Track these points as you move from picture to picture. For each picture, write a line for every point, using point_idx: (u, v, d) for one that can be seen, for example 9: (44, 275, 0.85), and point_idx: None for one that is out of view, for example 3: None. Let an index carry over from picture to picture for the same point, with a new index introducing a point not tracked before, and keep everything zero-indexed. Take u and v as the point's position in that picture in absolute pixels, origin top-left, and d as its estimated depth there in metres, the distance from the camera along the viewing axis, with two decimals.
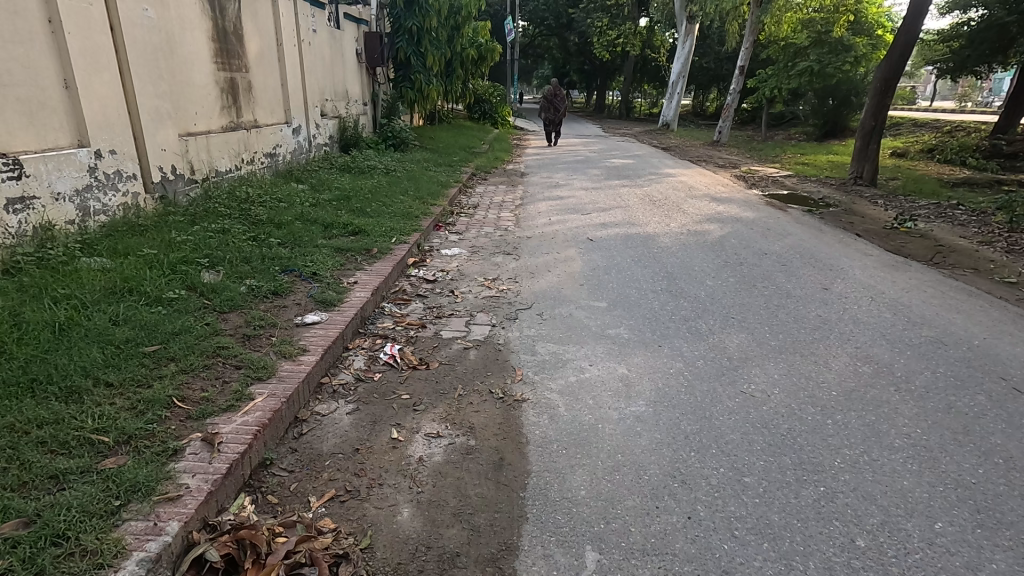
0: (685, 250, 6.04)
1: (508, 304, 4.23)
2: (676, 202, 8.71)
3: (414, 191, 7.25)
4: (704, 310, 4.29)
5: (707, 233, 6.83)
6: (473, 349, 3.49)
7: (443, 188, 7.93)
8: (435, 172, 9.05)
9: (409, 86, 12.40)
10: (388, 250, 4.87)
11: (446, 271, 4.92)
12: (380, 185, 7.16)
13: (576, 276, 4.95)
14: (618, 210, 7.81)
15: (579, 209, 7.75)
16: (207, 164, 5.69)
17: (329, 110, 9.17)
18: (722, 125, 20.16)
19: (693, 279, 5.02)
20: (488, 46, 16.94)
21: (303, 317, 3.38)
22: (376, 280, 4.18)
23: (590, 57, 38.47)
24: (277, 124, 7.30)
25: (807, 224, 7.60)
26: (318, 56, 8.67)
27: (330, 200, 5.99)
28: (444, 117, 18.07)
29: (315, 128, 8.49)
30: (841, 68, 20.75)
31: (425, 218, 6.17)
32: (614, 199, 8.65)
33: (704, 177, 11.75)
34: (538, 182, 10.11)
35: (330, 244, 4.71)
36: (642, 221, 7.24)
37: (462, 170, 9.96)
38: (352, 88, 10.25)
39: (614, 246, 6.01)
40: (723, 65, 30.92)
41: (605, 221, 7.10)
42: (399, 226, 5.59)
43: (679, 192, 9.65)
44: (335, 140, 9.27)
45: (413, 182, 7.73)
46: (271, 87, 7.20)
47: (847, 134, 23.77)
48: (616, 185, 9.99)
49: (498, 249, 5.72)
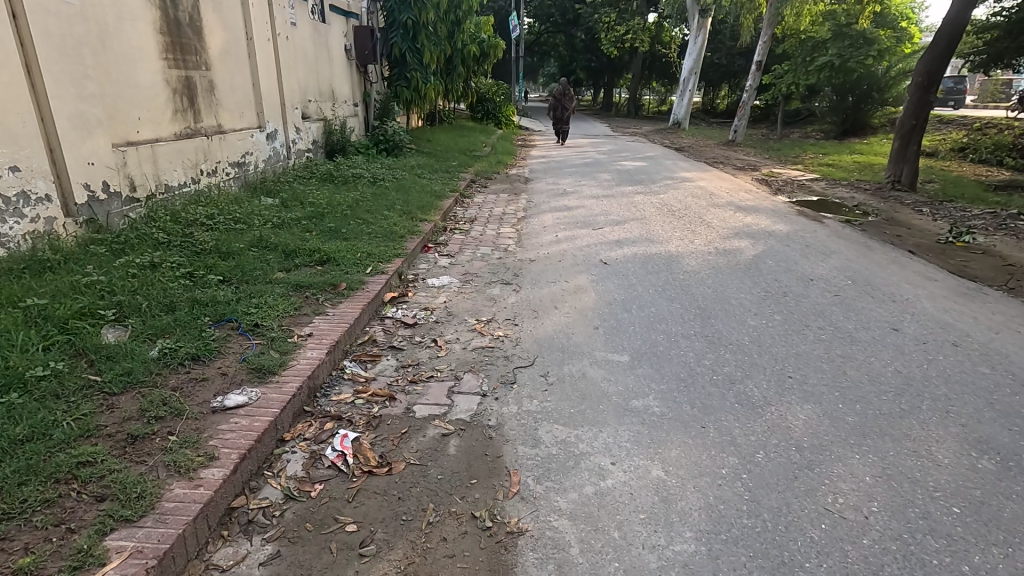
0: (716, 275, 5.14)
1: (504, 360, 3.35)
2: (698, 212, 7.81)
3: (401, 204, 6.39)
4: (752, 365, 3.40)
5: (738, 252, 5.93)
6: (454, 437, 2.61)
7: (436, 200, 7.07)
8: (429, 180, 8.19)
9: (405, 85, 11.53)
10: (359, 285, 4.01)
11: (431, 310, 4.05)
12: (363, 198, 6.30)
13: (588, 315, 4.06)
14: (633, 223, 6.91)
15: (590, 223, 6.87)
16: (153, 178, 4.84)
17: (312, 111, 8.32)
18: (737, 123, 19.18)
19: (732, 317, 4.13)
20: (492, 42, 16.03)
21: (224, 397, 2.51)
22: (337, 330, 3.31)
23: (596, 54, 37.53)
24: (246, 129, 6.45)
25: (849, 238, 6.68)
26: (298, 52, 7.81)
27: (299, 219, 5.14)
28: (445, 117, 17.20)
29: (294, 132, 7.64)
30: (863, 62, 19.75)
31: (411, 240, 5.29)
32: (628, 209, 7.76)
33: (723, 181, 10.85)
34: (544, 189, 9.22)
35: (287, 278, 3.86)
36: (662, 236, 6.36)
37: (460, 177, 9.09)
38: (339, 87, 9.38)
39: (633, 271, 5.11)
40: (735, 61, 29.90)
41: (620, 237, 6.21)
42: (377, 251, 4.72)
43: (699, 200, 8.75)
44: (319, 145, 8.41)
45: (401, 193, 6.89)
46: (239, 86, 6.34)
47: (867, 131, 22.71)
48: (628, 192, 9.11)
49: (495, 276, 4.84)
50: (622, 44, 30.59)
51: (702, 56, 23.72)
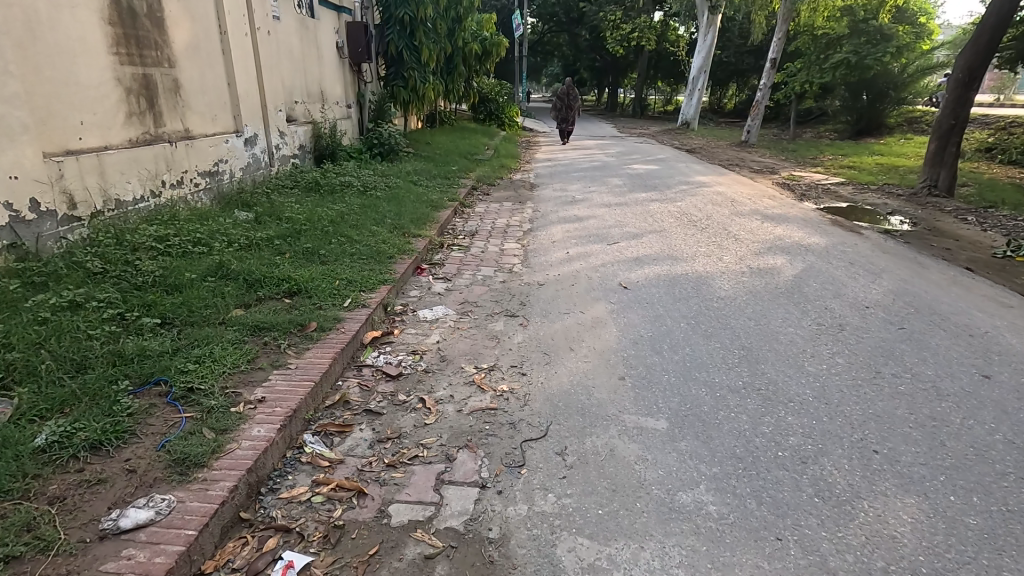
0: (755, 302, 4.41)
1: (509, 429, 2.64)
2: (722, 222, 7.08)
3: (392, 218, 5.69)
4: (824, 434, 2.68)
5: (776, 271, 5.20)
6: (442, 560, 1.90)
7: (432, 211, 6.37)
8: (425, 188, 7.48)
9: (402, 84, 10.84)
10: (333, 324, 3.31)
11: (420, 354, 3.34)
12: (348, 211, 5.61)
13: (612, 360, 3.34)
14: (653, 237, 6.19)
15: (604, 236, 6.15)
16: (99, 192, 4.16)
17: (299, 113, 7.64)
18: (750, 123, 18.42)
19: (785, 361, 3.40)
20: (494, 39, 15.32)
21: (121, 512, 1.81)
22: (298, 393, 2.61)
23: (601, 53, 36.78)
24: (220, 135, 5.77)
25: (895, 253, 5.93)
26: (282, 48, 7.13)
27: (272, 237, 4.45)
28: (446, 118, 16.51)
29: (277, 137, 6.96)
30: (881, 59, 19.07)
31: (401, 261, 4.59)
32: (645, 220, 7.05)
33: (742, 186, 10.10)
34: (551, 196, 8.50)
35: (244, 318, 3.17)
36: (686, 253, 5.63)
37: (460, 184, 8.38)
38: (330, 87, 8.70)
39: (658, 297, 4.40)
40: (744, 59, 29.10)
41: (639, 255, 5.49)
42: (359, 278, 4.03)
43: (720, 208, 8.02)
44: (306, 150, 7.74)
45: (393, 204, 6.19)
46: (211, 86, 5.66)
47: (883, 131, 21.86)
48: (643, 200, 8.38)
49: (498, 306, 4.13)
50: (628, 42, 29.83)
51: (711, 53, 22.95)
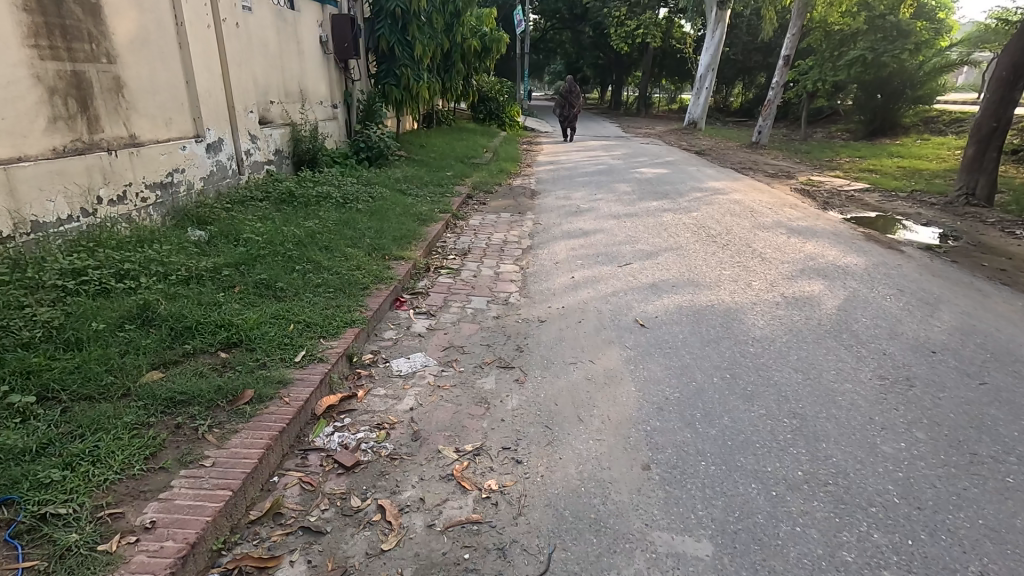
0: (800, 344, 3.67)
1: (497, 563, 1.92)
2: (745, 238, 6.35)
3: (372, 235, 4.98)
4: (927, 565, 1.96)
5: (815, 301, 4.47)
6: None
7: (419, 227, 5.65)
8: (414, 198, 6.76)
9: (394, 83, 10.10)
10: (274, 392, 2.59)
11: (387, 430, 2.62)
12: (321, 228, 4.91)
13: (632, 437, 2.61)
14: (669, 257, 5.46)
15: (614, 257, 5.42)
16: (8, 213, 3.44)
17: (274, 115, 6.93)
18: (762, 124, 17.65)
19: (852, 438, 2.68)
20: (494, 35, 14.57)
21: None
22: (204, 514, 1.88)
23: (605, 50, 35.95)
24: (175, 141, 5.05)
25: (947, 277, 5.19)
26: (254, 42, 6.41)
27: (221, 265, 3.75)
28: (444, 118, 15.76)
29: (248, 142, 6.23)
30: (899, 57, 18.31)
31: (375, 295, 3.87)
32: (659, 235, 6.32)
33: (760, 193, 9.36)
34: (554, 205, 7.77)
35: (156, 387, 2.46)
36: (708, 278, 4.90)
37: (453, 192, 7.66)
38: (311, 85, 7.97)
39: (682, 339, 3.67)
40: (752, 57, 28.32)
41: (655, 281, 4.77)
42: (319, 321, 3.31)
43: (740, 220, 7.28)
44: (283, 155, 7.01)
45: (374, 218, 5.49)
46: (164, 85, 4.94)
47: (898, 131, 21.02)
48: (655, 210, 7.65)
49: (490, 353, 3.40)
50: (633, 40, 29.01)
51: (720, 51, 22.16)
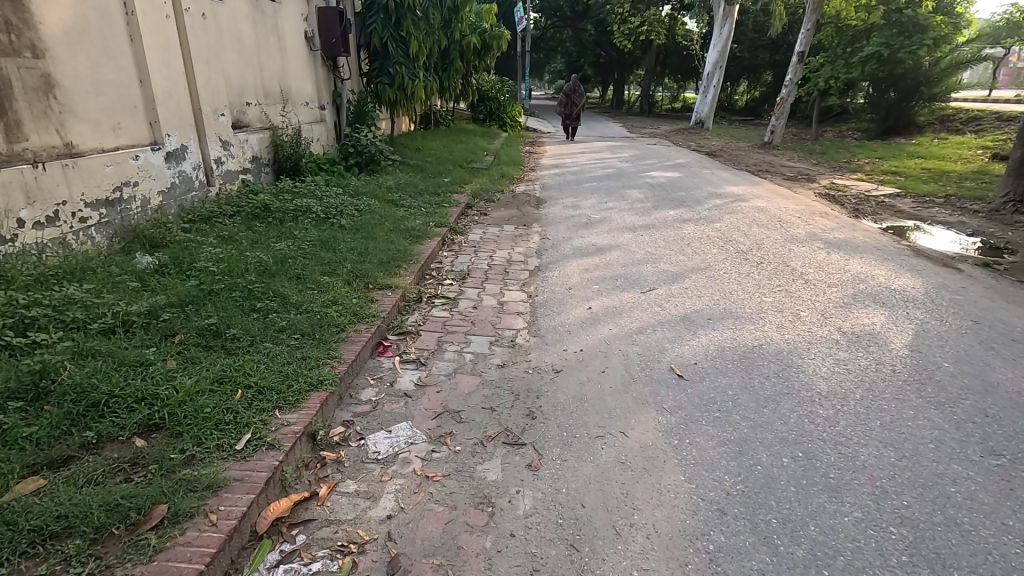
0: (879, 404, 2.95)
1: None
2: (779, 254, 5.64)
3: (354, 260, 4.26)
4: None
5: (880, 338, 3.75)
6: None
7: (410, 246, 4.94)
8: (406, 210, 6.04)
9: (387, 82, 9.40)
10: (195, 505, 1.87)
11: (353, 557, 1.90)
12: (296, 251, 4.20)
13: (691, 568, 1.90)
14: (698, 282, 4.74)
15: (636, 281, 4.70)
16: None
17: (251, 118, 6.21)
18: (775, 123, 16.93)
19: (989, 563, 1.96)
20: (495, 32, 13.83)
21: None
22: None
23: (607, 48, 35.20)
24: (126, 150, 4.34)
25: (1022, 303, 4.48)
26: (225, 36, 5.69)
27: (160, 306, 3.03)
28: (443, 119, 15.07)
29: (218, 148, 5.51)
30: (916, 53, 17.59)
31: (353, 342, 3.15)
32: (682, 252, 5.61)
33: (784, 200, 8.65)
34: (562, 215, 7.07)
35: (25, 507, 1.75)
36: (747, 308, 4.19)
37: (451, 202, 6.95)
38: (295, 85, 7.25)
39: (734, 398, 2.95)
40: (759, 54, 27.60)
41: (687, 313, 4.05)
42: (277, 384, 2.59)
43: (769, 232, 6.56)
44: (261, 163, 6.29)
45: (358, 236, 4.78)
46: (111, 84, 4.24)
47: (913, 130, 20.27)
48: (673, 221, 6.93)
49: (494, 421, 2.69)
50: (636, 37, 28.28)
51: (728, 48, 21.44)
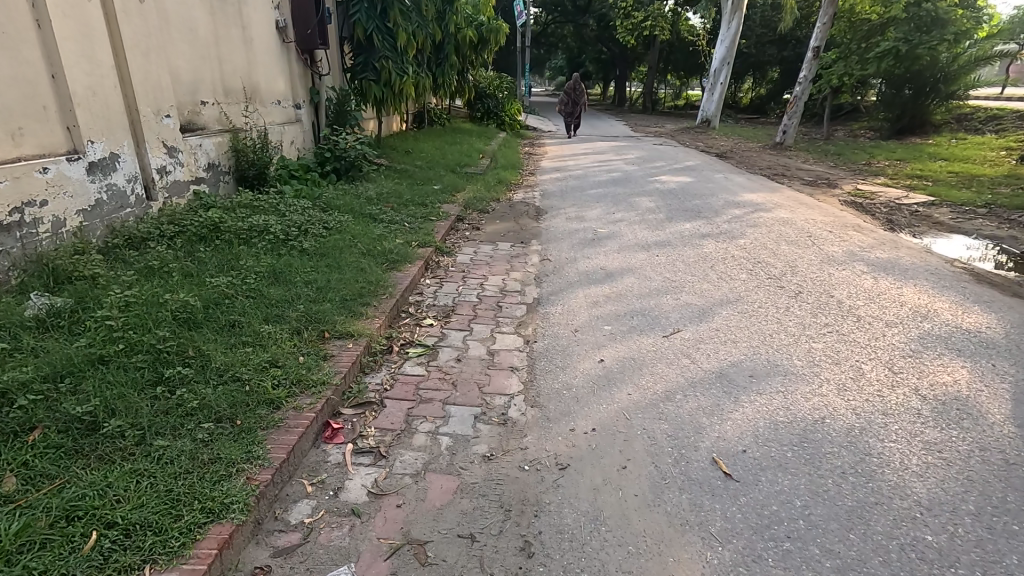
0: (1004, 524, 2.14)
1: None
2: (817, 280, 4.84)
3: (309, 299, 3.45)
4: None
5: (971, 407, 2.94)
6: None
7: (385, 275, 4.13)
8: (385, 227, 5.23)
9: (373, 78, 8.57)
10: None
11: None
12: (236, 289, 3.39)
13: None
14: (729, 322, 3.93)
15: (654, 321, 3.90)
16: None
17: (207, 119, 5.39)
18: (788, 122, 16.12)
19: None
20: (492, 25, 12.99)
21: None
22: None
23: (609, 44, 34.31)
24: (31, 160, 3.52)
25: None
26: (172, 24, 4.87)
27: (21, 383, 2.22)
28: (435, 117, 14.30)
29: (162, 155, 4.68)
30: (936, 49, 16.85)
31: (287, 430, 2.34)
32: (705, 277, 4.81)
33: (809, 209, 7.83)
34: (565, 229, 6.26)
35: None
36: (796, 360, 3.39)
37: (440, 215, 6.14)
38: (263, 81, 6.42)
39: (806, 518, 2.13)
40: (766, 50, 26.75)
41: (722, 370, 3.24)
42: (156, 517, 1.79)
43: (801, 251, 5.76)
44: (218, 171, 5.46)
45: (320, 265, 3.98)
46: (8, 79, 3.42)
47: (927, 129, 19.46)
48: (690, 237, 6.14)
49: (474, 564, 1.89)
50: (640, 32, 27.42)
51: (737, 43, 20.59)
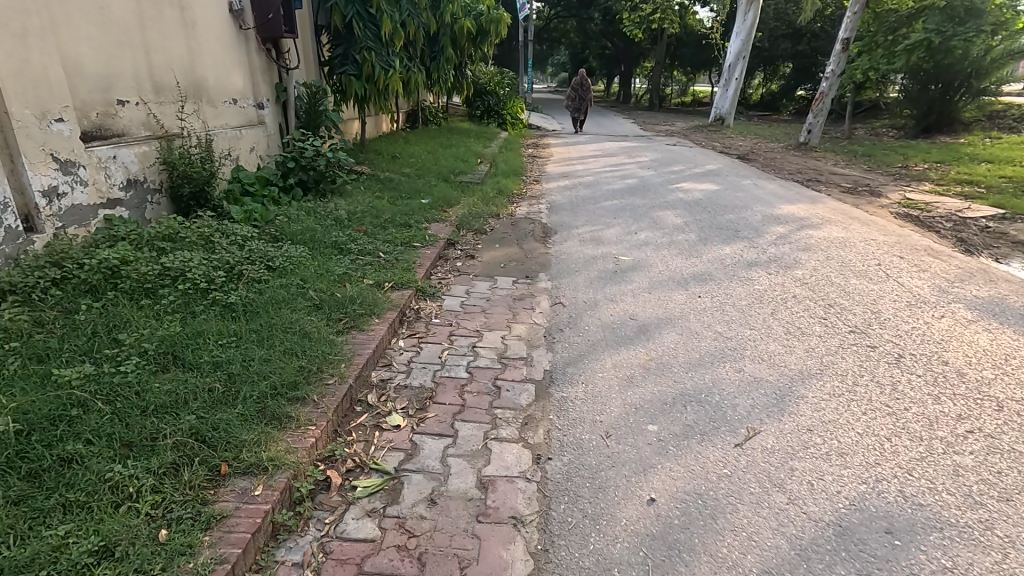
0: None
1: None
2: (916, 336, 3.67)
3: (210, 400, 2.31)
4: None
5: None
6: None
7: (338, 344, 2.97)
8: (352, 261, 4.08)
9: (353, 72, 7.40)
10: None
11: None
12: (101, 386, 2.25)
13: None
14: (823, 413, 2.77)
15: (717, 413, 2.74)
16: None
17: (127, 123, 4.25)
18: (812, 121, 14.91)
19: None
20: (492, 14, 11.77)
21: None
22: None
23: (614, 38, 33.08)
24: None
25: None
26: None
27: None
28: (431, 116, 13.16)
29: (51, 171, 3.52)
30: (971, 41, 15.38)
31: None
32: (768, 332, 3.65)
33: (864, 225, 6.66)
34: (579, 256, 5.11)
35: None
36: (948, 498, 2.22)
37: (426, 239, 4.99)
38: (212, 75, 5.27)
39: None
40: (780, 44, 25.52)
41: (843, 524, 2.08)
42: None
43: (875, 287, 4.59)
44: (142, 189, 4.31)
45: (245, 332, 2.85)
46: None
47: (957, 128, 18.21)
48: (734, 267, 4.97)
49: None
50: (647, 26, 26.17)
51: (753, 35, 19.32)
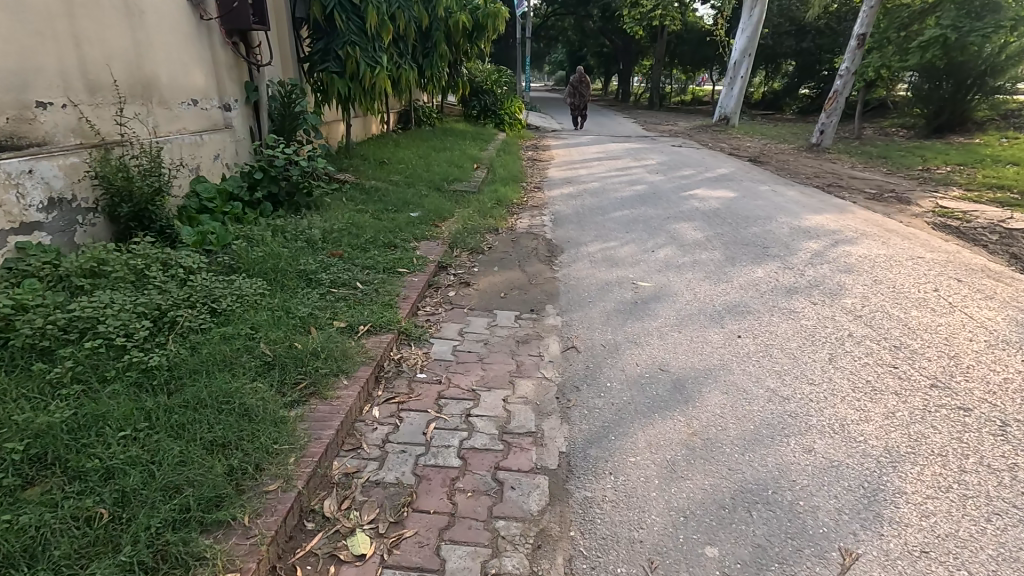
0: None
1: None
2: (1012, 393, 2.97)
3: (85, 541, 1.60)
4: None
5: None
6: None
7: (289, 424, 2.26)
8: (320, 298, 3.37)
9: (335, 70, 6.68)
10: None
11: None
12: None
13: None
14: (935, 524, 2.08)
15: (794, 526, 2.04)
16: None
17: (50, 130, 3.52)
18: (824, 120, 14.21)
19: None
20: (489, 8, 11.03)
21: None
22: None
23: (613, 36, 32.41)
24: None
25: None
26: None
27: None
28: (425, 116, 12.43)
29: None
30: (989, 37, 14.46)
31: None
32: (832, 390, 2.96)
33: (904, 239, 5.97)
34: (592, 281, 4.41)
35: None
36: None
37: (415, 262, 4.28)
38: (165, 72, 4.55)
39: None
40: (784, 41, 24.84)
41: None
42: None
43: (942, 321, 3.90)
44: (69, 209, 3.58)
45: (162, 414, 2.13)
46: None
47: (970, 127, 17.54)
48: (772, 294, 4.28)
49: None
50: (647, 22, 25.49)
51: (759, 32, 18.61)
